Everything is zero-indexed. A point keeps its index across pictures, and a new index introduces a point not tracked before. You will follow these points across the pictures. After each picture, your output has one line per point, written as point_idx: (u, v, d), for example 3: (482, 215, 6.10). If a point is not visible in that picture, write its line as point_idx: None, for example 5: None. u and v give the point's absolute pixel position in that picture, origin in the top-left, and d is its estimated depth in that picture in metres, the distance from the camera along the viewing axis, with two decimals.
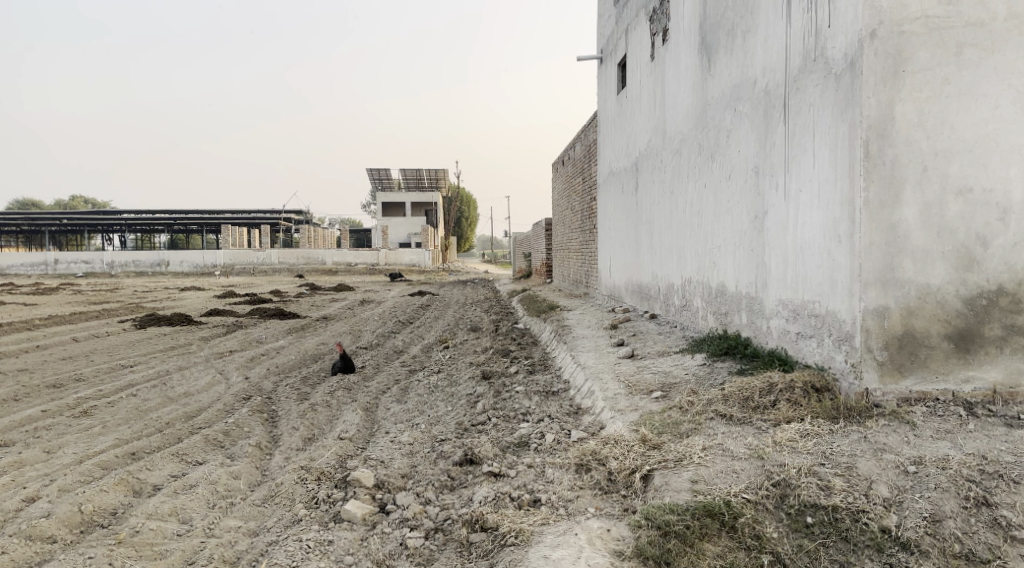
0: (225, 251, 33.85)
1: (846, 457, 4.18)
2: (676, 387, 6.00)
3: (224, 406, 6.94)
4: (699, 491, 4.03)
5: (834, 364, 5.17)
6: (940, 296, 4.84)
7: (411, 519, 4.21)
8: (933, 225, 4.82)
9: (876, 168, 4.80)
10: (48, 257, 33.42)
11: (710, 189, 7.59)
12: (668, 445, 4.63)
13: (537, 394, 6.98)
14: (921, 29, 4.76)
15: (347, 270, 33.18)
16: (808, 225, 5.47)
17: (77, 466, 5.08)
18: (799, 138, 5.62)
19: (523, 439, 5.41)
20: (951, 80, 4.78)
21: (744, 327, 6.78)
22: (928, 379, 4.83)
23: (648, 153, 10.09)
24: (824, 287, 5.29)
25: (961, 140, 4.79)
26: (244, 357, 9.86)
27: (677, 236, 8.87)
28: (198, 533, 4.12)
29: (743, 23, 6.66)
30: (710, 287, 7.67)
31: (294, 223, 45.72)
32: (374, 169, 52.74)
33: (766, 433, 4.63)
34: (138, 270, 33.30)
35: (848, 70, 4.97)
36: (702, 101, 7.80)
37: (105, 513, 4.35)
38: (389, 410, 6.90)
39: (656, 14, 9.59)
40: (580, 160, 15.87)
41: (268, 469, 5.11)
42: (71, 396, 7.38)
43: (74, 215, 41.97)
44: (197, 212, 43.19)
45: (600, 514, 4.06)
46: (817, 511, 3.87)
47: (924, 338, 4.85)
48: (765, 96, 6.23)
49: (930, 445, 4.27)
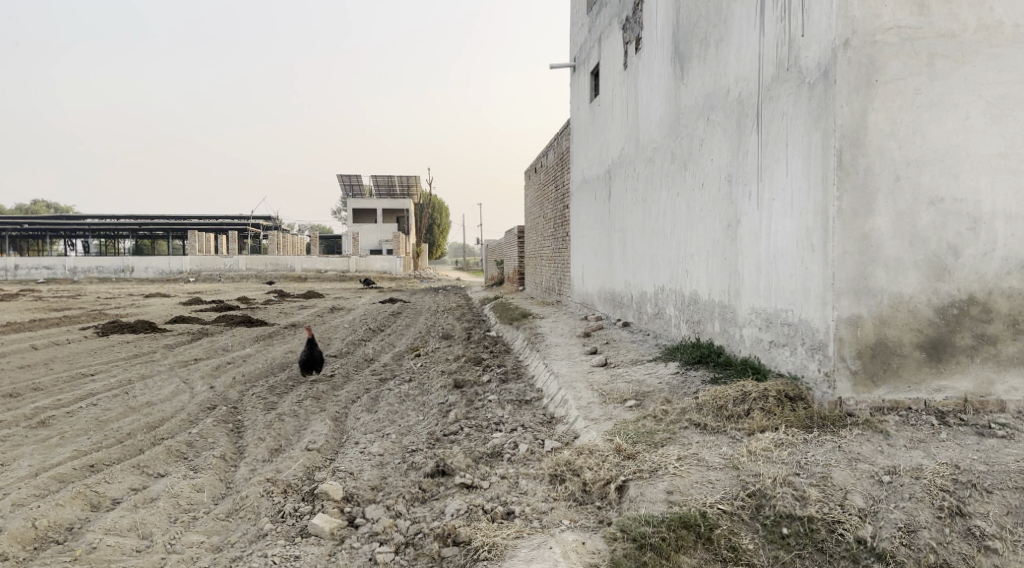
0: (192, 258, 33.24)
1: (821, 466, 4.16)
2: (650, 395, 5.95)
3: (188, 416, 6.75)
4: (675, 502, 3.97)
5: (807, 373, 5.17)
6: (912, 305, 4.86)
7: (381, 534, 4.08)
8: (905, 234, 4.84)
9: (849, 178, 4.82)
10: (8, 262, 32.36)
11: (683, 198, 7.59)
12: (643, 454, 4.57)
13: (509, 403, 6.91)
14: (894, 39, 4.80)
15: (317, 277, 32.81)
16: (781, 234, 5.48)
17: (31, 479, 4.86)
18: (772, 147, 5.62)
19: (496, 448, 5.33)
20: (923, 90, 4.82)
21: (717, 335, 6.78)
22: (899, 389, 4.85)
23: (620, 161, 10.09)
24: (797, 295, 5.29)
25: (933, 150, 4.83)
26: (210, 365, 9.64)
27: (650, 244, 8.87)
28: (159, 549, 3.95)
29: (716, 32, 6.69)
30: (683, 295, 7.66)
31: (264, 230, 45.10)
32: (346, 177, 52.28)
33: (740, 442, 4.61)
34: (102, 275, 32.54)
35: (821, 79, 4.99)
36: (675, 109, 7.80)
37: (61, 529, 4.15)
38: (359, 419, 6.76)
39: (629, 22, 9.63)
40: (553, 168, 15.89)
41: (233, 481, 4.94)
42: (29, 405, 7.11)
43: (34, 219, 40.93)
44: (164, 217, 42.37)
45: (575, 527, 3.98)
46: (793, 522, 3.84)
47: (896, 347, 4.86)
48: (739, 105, 6.25)
49: (904, 454, 4.26)
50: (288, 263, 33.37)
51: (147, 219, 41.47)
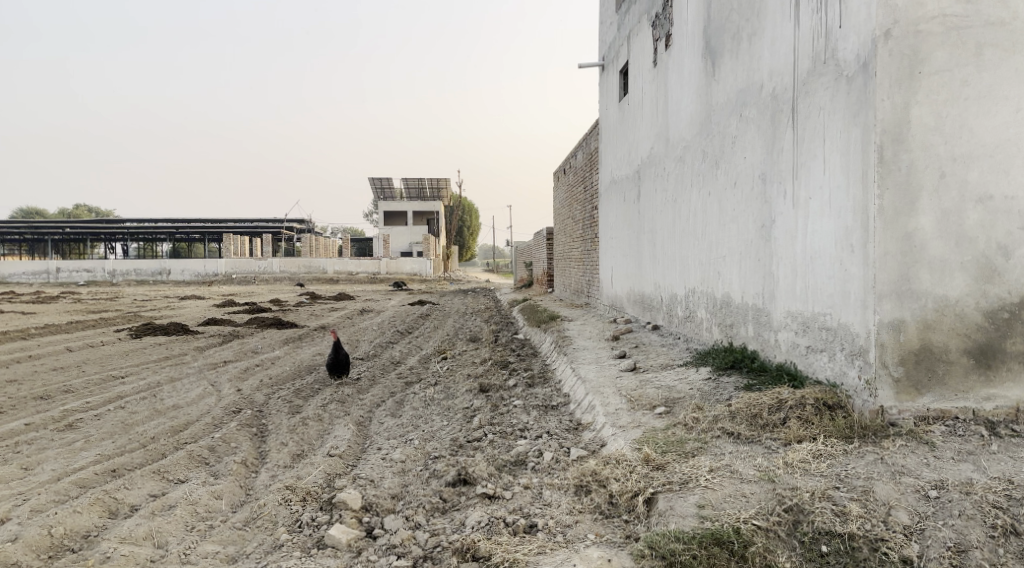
0: (225, 260, 33.64)
1: (863, 480, 3.94)
2: (680, 402, 5.74)
3: (213, 419, 6.70)
4: (706, 517, 3.77)
5: (846, 380, 4.92)
6: (959, 309, 4.60)
7: (398, 546, 3.95)
8: (951, 234, 4.59)
9: (891, 175, 4.57)
10: (50, 265, 33.05)
11: (714, 197, 7.37)
12: (672, 465, 4.38)
13: (535, 408, 6.74)
14: (938, 29, 4.55)
15: (348, 279, 32.96)
16: (818, 234, 5.25)
17: (53, 484, 4.83)
18: (809, 144, 5.39)
19: (520, 457, 5.17)
20: (970, 81, 4.57)
21: (750, 340, 6.56)
22: (946, 397, 4.59)
23: (650, 160, 9.88)
24: (836, 299, 5.05)
25: (981, 145, 4.57)
26: (238, 368, 9.63)
27: (680, 245, 8.65)
28: (173, 559, 3.87)
29: (749, 26, 6.47)
30: (715, 298, 7.44)
31: (297, 232, 45.53)
32: (377, 179, 52.59)
33: (776, 453, 4.39)
34: (140, 278, 33.09)
35: (861, 72, 4.75)
36: (706, 106, 7.58)
37: (77, 537, 4.10)
38: (383, 424, 6.65)
39: (659, 19, 9.42)
40: (582, 169, 15.67)
41: (253, 488, 4.86)
42: (58, 408, 7.14)
43: (75, 223, 41.87)
44: (200, 221, 43.03)
45: (601, 542, 3.81)
46: (833, 539, 3.63)
47: (942, 354, 4.61)
48: (773, 101, 6.01)
49: (951, 467, 4.03)
50: (319, 265, 33.62)
51: (184, 223, 42.13)
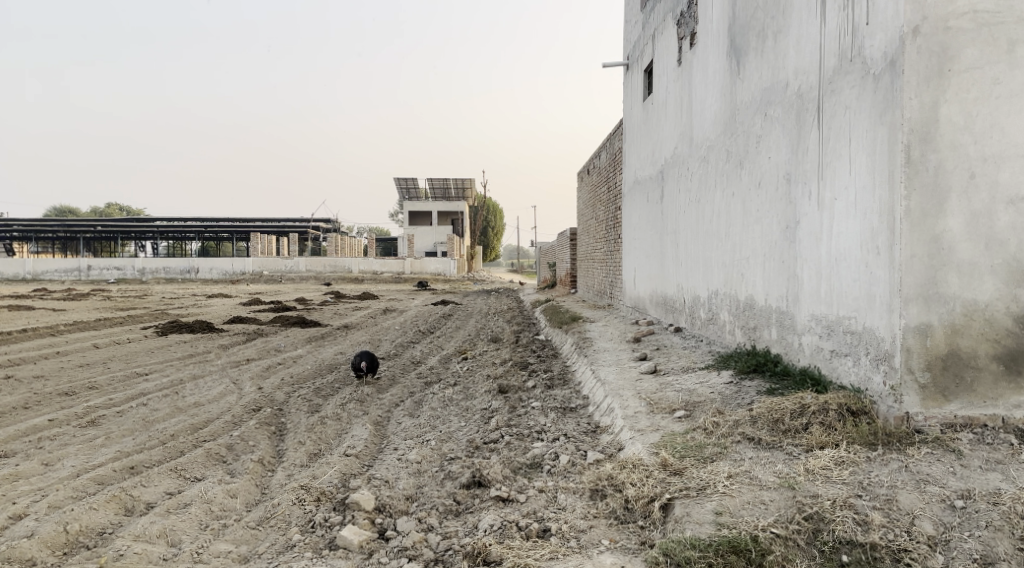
0: (252, 259, 33.98)
1: (886, 489, 3.83)
2: (701, 406, 5.65)
3: (232, 417, 6.74)
4: (723, 524, 3.69)
5: (871, 386, 4.80)
6: (988, 313, 4.48)
7: (410, 549, 3.92)
8: (981, 236, 4.46)
9: (918, 175, 4.44)
10: (82, 262, 33.56)
11: (738, 198, 7.25)
12: (690, 471, 4.30)
13: (553, 410, 6.68)
14: (969, 25, 4.42)
15: (373, 279, 33.13)
16: (843, 236, 5.13)
17: (71, 481, 4.88)
18: (834, 144, 5.27)
19: (537, 459, 5.12)
20: (1002, 79, 4.44)
21: (774, 343, 6.44)
22: (974, 404, 4.45)
23: (673, 161, 9.78)
24: (861, 302, 4.93)
25: (1013, 145, 4.45)
26: (259, 366, 9.70)
27: (703, 246, 8.54)
28: (186, 557, 3.88)
29: (775, 24, 6.35)
30: (738, 300, 7.31)
31: (322, 232, 45.90)
32: (402, 179, 52.85)
33: (797, 460, 4.29)
34: (168, 277, 33.54)
35: (887, 69, 4.63)
36: (730, 106, 7.47)
37: (92, 534, 4.13)
38: (400, 425, 6.63)
39: (684, 17, 9.30)
40: (606, 169, 15.58)
41: (268, 487, 4.87)
42: (81, 404, 7.23)
43: (107, 222, 42.55)
44: (229, 221, 43.56)
45: (615, 548, 3.75)
46: (854, 549, 3.53)
47: (969, 359, 4.48)
48: (798, 100, 5.89)
49: (979, 477, 3.90)
50: (344, 265, 33.85)
51: (212, 223, 42.67)
